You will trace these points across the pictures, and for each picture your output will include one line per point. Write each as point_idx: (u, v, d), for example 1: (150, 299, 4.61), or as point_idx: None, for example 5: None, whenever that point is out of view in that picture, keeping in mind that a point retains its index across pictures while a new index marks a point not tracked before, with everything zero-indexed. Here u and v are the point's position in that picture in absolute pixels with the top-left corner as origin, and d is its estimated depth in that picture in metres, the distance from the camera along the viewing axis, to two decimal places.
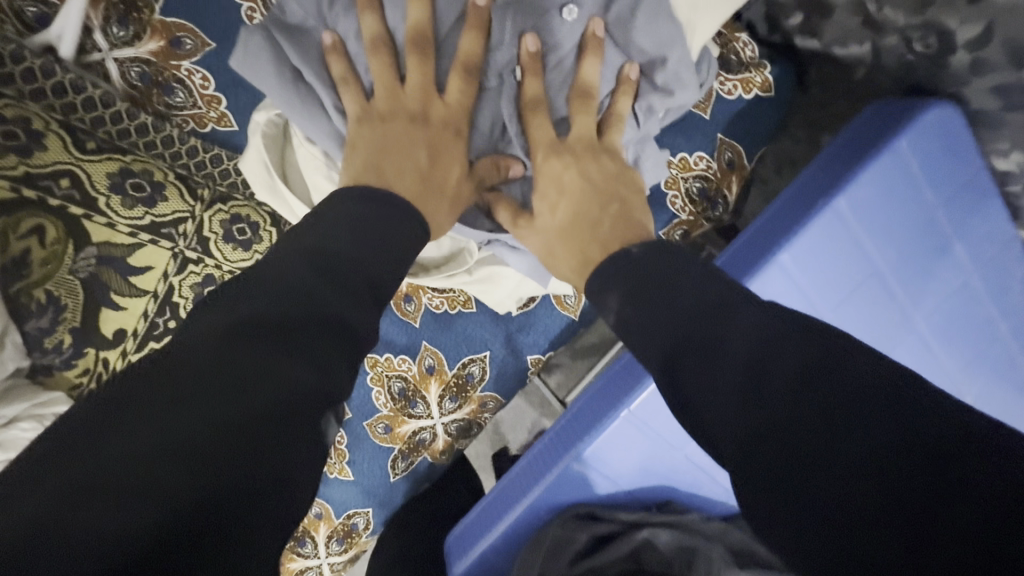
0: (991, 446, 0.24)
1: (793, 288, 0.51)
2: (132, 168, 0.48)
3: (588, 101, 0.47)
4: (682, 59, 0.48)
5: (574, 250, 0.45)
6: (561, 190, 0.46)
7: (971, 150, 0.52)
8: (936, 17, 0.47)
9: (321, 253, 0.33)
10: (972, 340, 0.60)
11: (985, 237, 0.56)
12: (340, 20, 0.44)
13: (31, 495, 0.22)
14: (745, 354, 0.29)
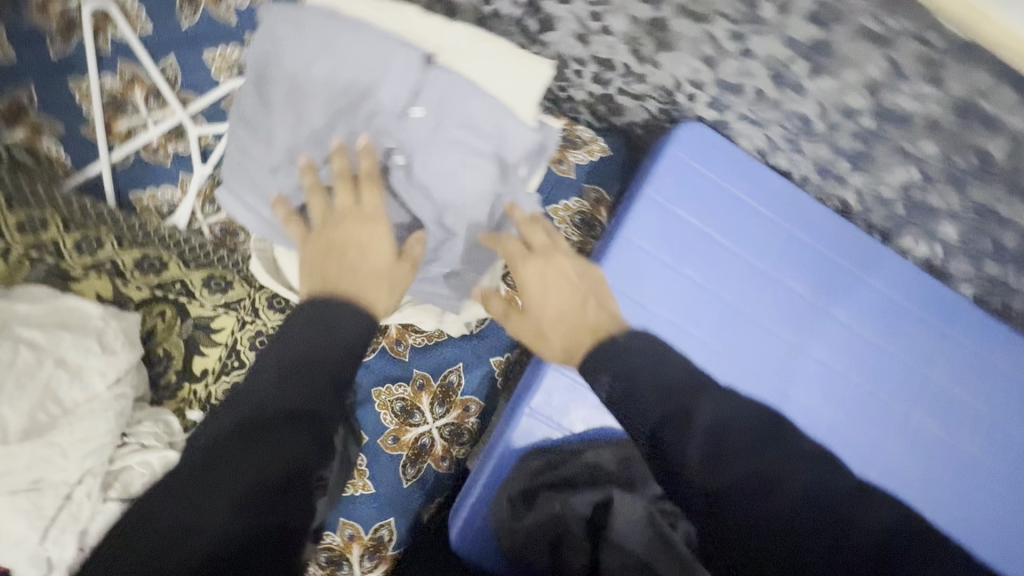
0: (854, 502, 0.49)
1: (638, 252, 0.81)
2: (215, 274, 0.79)
3: (534, 225, 0.65)
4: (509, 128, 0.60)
5: (568, 336, 0.62)
6: (545, 292, 0.64)
7: (726, 142, 0.82)
8: (653, 79, 0.78)
9: (282, 367, 0.49)
10: (802, 261, 0.84)
11: (770, 192, 0.83)
12: (275, 179, 0.63)
13: (133, 545, 0.43)
14: (700, 427, 0.51)
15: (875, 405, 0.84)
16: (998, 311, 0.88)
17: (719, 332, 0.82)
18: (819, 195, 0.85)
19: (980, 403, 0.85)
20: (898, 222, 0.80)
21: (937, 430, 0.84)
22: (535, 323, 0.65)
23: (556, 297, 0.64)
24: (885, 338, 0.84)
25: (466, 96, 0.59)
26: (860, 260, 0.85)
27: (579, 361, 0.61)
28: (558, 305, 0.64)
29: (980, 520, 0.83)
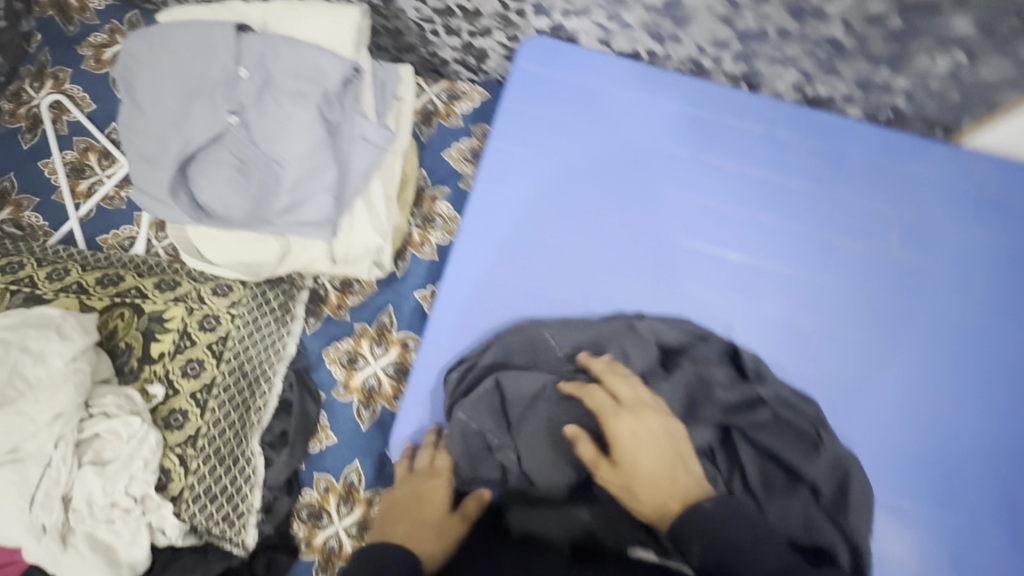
0: None
1: (516, 156, 0.84)
2: (165, 278, 0.91)
3: (638, 397, 0.67)
4: (321, 62, 0.70)
5: (650, 439, 0.63)
6: (637, 452, 0.63)
7: (567, 44, 0.88)
8: (486, 9, 0.88)
9: None
10: (679, 125, 0.85)
11: (623, 74, 0.87)
12: (160, 179, 0.71)
13: None
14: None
15: (791, 242, 0.82)
16: (891, 121, 0.88)
17: (608, 211, 0.82)
18: (673, 65, 0.89)
19: (898, 212, 0.83)
20: (747, 62, 0.84)
21: (861, 248, 0.82)
22: (640, 499, 0.61)
23: (652, 448, 0.63)
24: (787, 173, 0.84)
25: (283, 46, 0.70)
26: (736, 112, 0.86)
27: (671, 482, 0.61)
28: (665, 488, 0.60)
29: (932, 325, 0.80)
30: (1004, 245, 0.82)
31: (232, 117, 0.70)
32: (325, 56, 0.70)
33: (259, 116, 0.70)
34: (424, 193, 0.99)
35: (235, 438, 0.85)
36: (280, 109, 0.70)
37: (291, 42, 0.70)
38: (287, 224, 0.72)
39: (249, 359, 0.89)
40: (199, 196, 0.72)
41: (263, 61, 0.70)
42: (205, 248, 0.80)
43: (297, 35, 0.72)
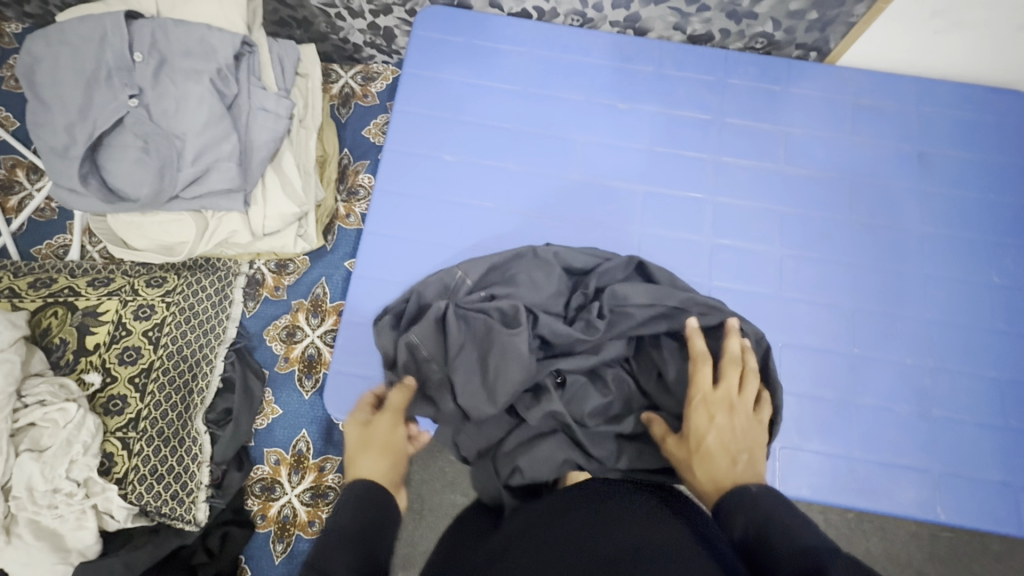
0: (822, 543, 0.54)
1: (421, 120, 0.88)
2: (98, 275, 0.91)
3: (733, 399, 0.64)
4: (214, 40, 0.74)
5: (722, 436, 0.61)
6: (708, 433, 0.62)
7: (459, 10, 0.93)
8: None
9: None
10: (573, 72, 0.91)
11: (514, 32, 0.92)
12: (69, 164, 0.72)
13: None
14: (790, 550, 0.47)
15: (686, 166, 0.87)
16: (770, 48, 0.94)
17: (514, 156, 0.87)
18: (562, 19, 0.95)
19: (783, 129, 0.89)
20: (627, 6, 0.90)
21: (752, 166, 0.87)
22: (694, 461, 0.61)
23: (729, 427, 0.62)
24: (677, 104, 0.90)
25: (173, 28, 0.75)
26: (625, 55, 0.92)
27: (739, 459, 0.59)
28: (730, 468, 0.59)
29: (824, 229, 0.85)
30: (883, 148, 0.88)
31: (131, 100, 0.73)
32: (217, 34, 0.75)
33: (157, 96, 0.74)
34: (347, 169, 1.03)
35: (178, 420, 0.85)
36: (177, 87, 0.74)
37: (183, 26, 0.75)
38: (196, 196, 0.75)
39: (188, 344, 0.90)
40: (113, 179, 0.75)
41: (159, 44, 0.74)
42: (129, 236, 0.82)
43: (188, 17, 0.76)
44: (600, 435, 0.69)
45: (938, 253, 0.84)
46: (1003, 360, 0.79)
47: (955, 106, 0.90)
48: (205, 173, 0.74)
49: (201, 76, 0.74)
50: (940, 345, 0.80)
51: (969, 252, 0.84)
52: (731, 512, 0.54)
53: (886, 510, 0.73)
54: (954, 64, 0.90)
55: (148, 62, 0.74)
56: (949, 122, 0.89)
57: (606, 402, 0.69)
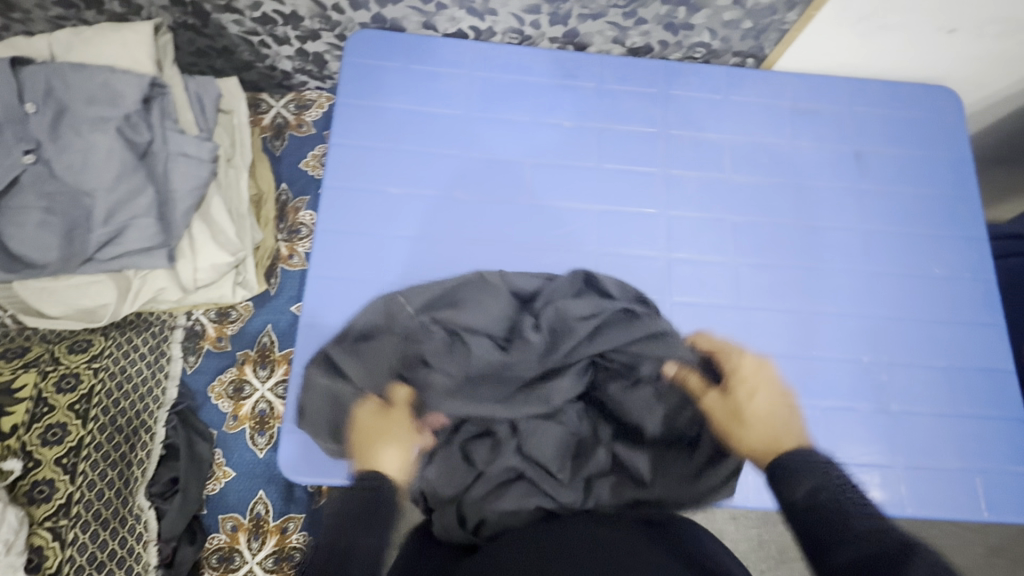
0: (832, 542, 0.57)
1: (361, 152, 0.84)
2: (12, 347, 0.78)
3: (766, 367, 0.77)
4: (120, 84, 0.68)
5: (768, 400, 0.71)
6: (754, 392, 0.71)
7: (391, 32, 0.89)
8: (305, 12, 0.88)
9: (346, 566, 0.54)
10: (516, 92, 0.88)
11: (451, 53, 0.89)
12: None
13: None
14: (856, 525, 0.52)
15: (636, 181, 0.86)
16: (708, 57, 0.94)
17: (461, 184, 0.84)
18: (500, 38, 0.92)
19: (727, 138, 0.89)
20: (564, 22, 0.88)
21: (701, 177, 0.87)
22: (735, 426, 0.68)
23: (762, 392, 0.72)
24: (624, 120, 0.89)
25: (71, 73, 0.67)
26: (567, 71, 0.90)
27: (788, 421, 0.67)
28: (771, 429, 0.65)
29: (775, 234, 0.86)
30: (824, 151, 0.90)
31: (28, 156, 0.65)
32: (124, 78, 0.68)
33: (58, 149, 0.66)
34: (287, 206, 0.97)
35: (117, 499, 0.77)
36: (80, 137, 0.66)
37: (82, 70, 0.67)
38: (113, 257, 0.68)
39: (122, 413, 0.82)
40: (11, 244, 0.65)
41: (57, 91, 0.67)
42: (40, 305, 0.73)
43: (87, 60, 0.69)
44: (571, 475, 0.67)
45: (884, 249, 0.86)
46: (951, 349, 0.82)
47: (887, 104, 0.93)
48: (124, 231, 0.67)
49: (109, 123, 0.66)
50: (894, 340, 0.82)
51: (911, 246, 0.86)
52: (799, 473, 0.57)
53: None
54: (882, 64, 0.92)
55: (46, 112, 0.66)
56: (882, 120, 0.92)
57: (568, 438, 0.70)
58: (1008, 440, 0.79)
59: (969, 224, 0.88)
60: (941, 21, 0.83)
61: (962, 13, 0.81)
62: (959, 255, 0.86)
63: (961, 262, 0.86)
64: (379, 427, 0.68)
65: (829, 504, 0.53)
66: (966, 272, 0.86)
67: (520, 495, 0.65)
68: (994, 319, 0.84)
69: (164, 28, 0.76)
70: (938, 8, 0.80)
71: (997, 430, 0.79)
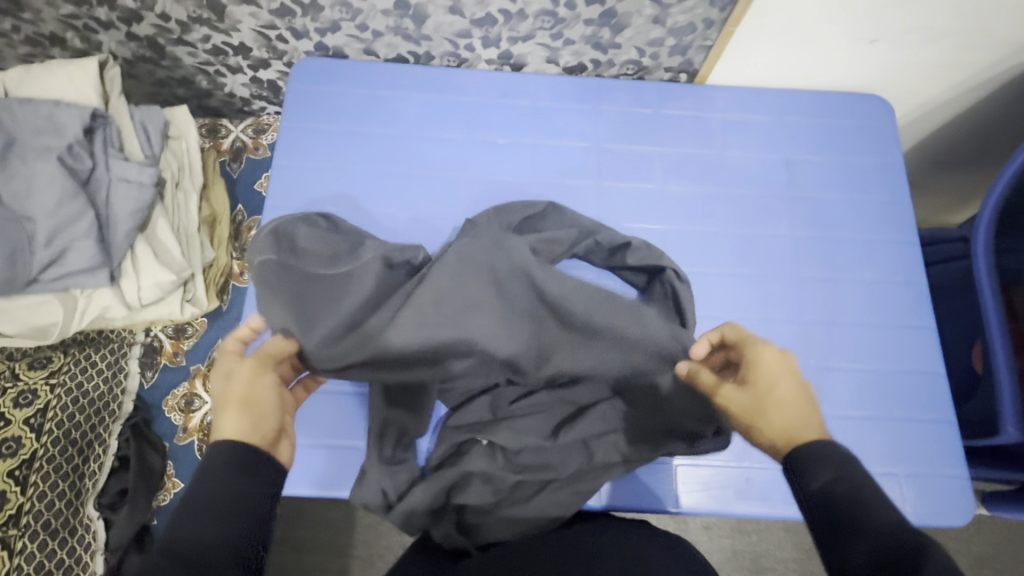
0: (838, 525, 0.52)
1: (302, 173, 0.88)
2: None
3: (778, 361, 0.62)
4: (63, 115, 0.74)
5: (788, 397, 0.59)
6: (774, 384, 0.60)
7: (334, 60, 0.94)
8: (252, 43, 0.93)
9: (210, 509, 0.48)
10: (453, 111, 0.92)
11: (391, 76, 0.94)
12: None
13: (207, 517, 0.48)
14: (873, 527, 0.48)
15: (568, 194, 0.89)
16: (641, 73, 0.98)
17: (399, 200, 0.87)
18: (439, 61, 0.96)
19: (659, 150, 0.92)
20: (497, 45, 0.92)
21: (633, 188, 0.90)
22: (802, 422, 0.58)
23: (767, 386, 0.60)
24: (558, 136, 0.92)
25: (18, 107, 0.73)
26: (502, 90, 0.94)
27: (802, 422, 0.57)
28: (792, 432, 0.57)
29: (705, 242, 0.88)
30: (754, 160, 0.92)
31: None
32: (67, 110, 0.74)
33: (5, 178, 0.71)
34: (242, 226, 1.01)
35: (67, 509, 0.81)
36: (26, 166, 0.71)
37: (28, 104, 0.73)
38: (58, 278, 0.73)
39: (77, 426, 0.85)
40: None
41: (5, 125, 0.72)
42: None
43: (34, 94, 0.75)
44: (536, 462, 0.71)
45: (814, 255, 0.87)
46: (882, 353, 0.83)
47: (817, 113, 0.95)
48: (68, 251, 0.72)
49: (52, 152, 0.72)
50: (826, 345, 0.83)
51: (842, 252, 0.88)
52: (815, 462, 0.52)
53: (782, 515, 0.75)
54: (811, 75, 0.95)
55: None
56: (812, 129, 0.94)
57: (531, 423, 0.73)
58: (938, 443, 0.79)
59: (899, 229, 0.89)
60: (859, 33, 0.85)
61: (878, 25, 0.83)
62: (890, 260, 0.88)
63: (892, 266, 0.87)
64: (252, 390, 0.60)
65: (847, 498, 0.49)
66: (897, 276, 0.87)
67: (484, 495, 0.70)
68: (925, 322, 0.85)
69: (110, 62, 0.81)
70: (852, 21, 0.83)
71: (926, 433, 0.79)
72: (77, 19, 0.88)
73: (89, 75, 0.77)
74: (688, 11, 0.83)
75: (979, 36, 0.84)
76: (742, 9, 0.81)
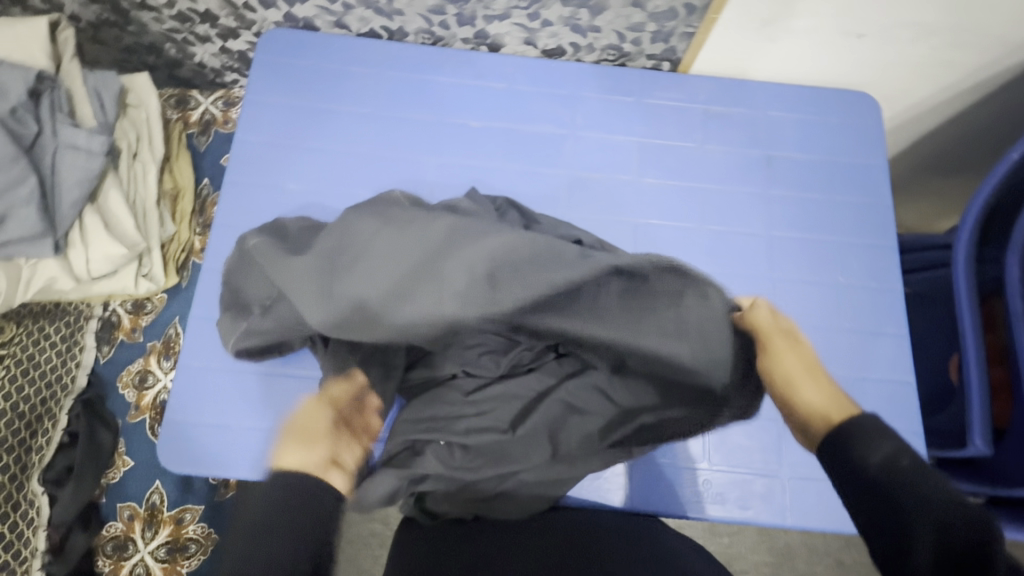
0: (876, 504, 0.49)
1: (265, 148, 0.85)
2: None
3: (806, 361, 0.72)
4: (6, 79, 0.73)
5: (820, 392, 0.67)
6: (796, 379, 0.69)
7: (304, 32, 0.90)
8: (217, 11, 0.90)
9: (266, 534, 0.53)
10: (424, 91, 0.89)
11: (362, 52, 0.90)
12: None
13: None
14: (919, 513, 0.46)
15: (540, 182, 0.86)
16: (623, 60, 0.94)
17: (364, 182, 0.85)
18: (413, 38, 0.93)
19: (636, 140, 0.89)
20: (472, 23, 0.88)
21: (606, 179, 0.87)
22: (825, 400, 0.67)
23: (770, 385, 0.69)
24: (531, 121, 0.89)
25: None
26: (478, 70, 0.91)
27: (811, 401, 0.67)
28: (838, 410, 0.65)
29: (678, 238, 0.85)
30: (733, 155, 0.89)
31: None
32: (10, 73, 0.73)
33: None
34: (206, 201, 0.98)
35: (10, 483, 0.79)
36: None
37: None
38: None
39: (26, 398, 0.83)
40: None
41: None
42: None
43: None
44: (484, 453, 0.66)
45: (790, 256, 0.85)
46: (852, 359, 0.81)
47: (802, 109, 0.92)
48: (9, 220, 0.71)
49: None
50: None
51: (819, 254, 0.85)
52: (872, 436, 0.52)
53: (737, 519, 0.73)
54: (798, 69, 0.91)
55: None
56: (796, 125, 0.91)
57: (483, 419, 0.67)
58: None
59: (877, 232, 0.86)
60: (847, 25, 0.82)
61: (865, 19, 0.80)
62: (867, 264, 0.85)
63: (868, 270, 0.85)
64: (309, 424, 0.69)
65: (910, 471, 0.49)
66: (873, 281, 0.84)
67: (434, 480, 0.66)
68: (899, 329, 0.82)
69: (63, 23, 0.82)
70: (838, 13, 0.79)
71: None
72: None
73: (39, 36, 0.77)
74: None
75: (971, 35, 0.81)
76: None
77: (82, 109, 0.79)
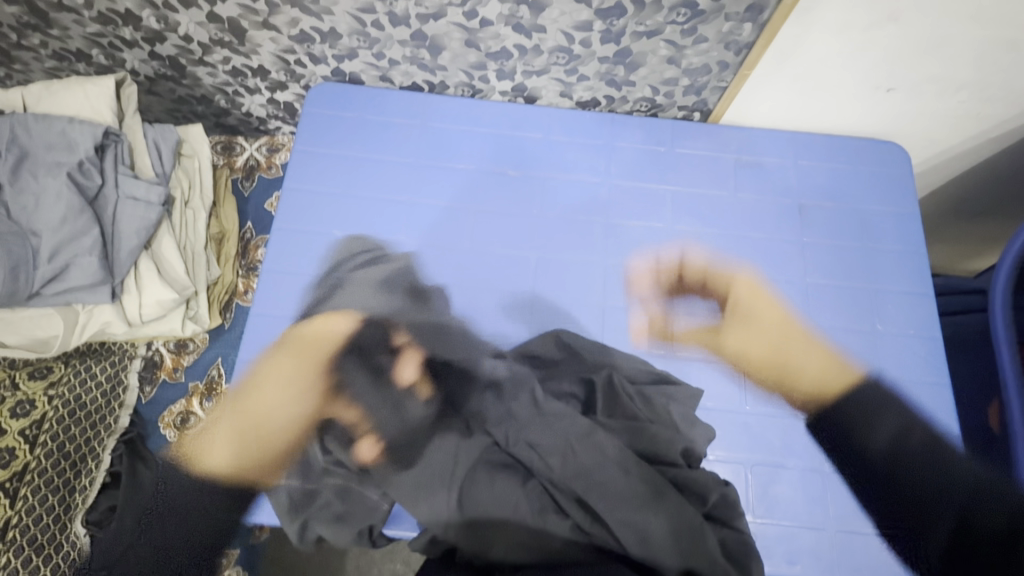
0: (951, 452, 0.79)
1: (313, 199, 0.88)
2: None
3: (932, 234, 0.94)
4: (74, 136, 0.79)
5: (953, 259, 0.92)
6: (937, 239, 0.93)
7: (350, 87, 0.95)
8: (269, 68, 0.95)
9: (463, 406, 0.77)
10: (466, 140, 0.93)
11: (405, 106, 0.94)
12: None
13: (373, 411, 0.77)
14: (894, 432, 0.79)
15: (575, 229, 0.88)
16: (655, 110, 0.98)
17: (405, 228, 0.87)
18: (453, 91, 0.97)
19: (670, 189, 0.91)
20: (511, 77, 0.93)
21: (642, 226, 0.89)
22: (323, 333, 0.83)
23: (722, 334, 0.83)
24: (565, 170, 0.92)
25: (34, 123, 0.78)
26: (515, 121, 0.94)
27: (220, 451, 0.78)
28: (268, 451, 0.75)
29: (713, 284, 0.86)
30: (765, 203, 0.91)
31: None
32: (79, 129, 0.79)
33: (15, 191, 0.76)
34: (249, 244, 1.00)
35: (55, 524, 0.80)
36: (36, 181, 0.76)
37: (36, 121, 0.78)
38: (56, 293, 0.77)
39: (72, 439, 0.85)
40: None
41: (24, 155, 0.77)
42: None
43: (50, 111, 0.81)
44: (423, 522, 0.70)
45: (825, 304, 0.85)
46: (892, 407, 0.80)
47: (830, 158, 0.94)
48: (74, 269, 0.76)
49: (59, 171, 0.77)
50: (830, 420, 0.79)
51: (855, 301, 0.86)
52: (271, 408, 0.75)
53: (784, 574, 0.72)
54: (828, 119, 0.94)
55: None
56: (825, 174, 0.93)
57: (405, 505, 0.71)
58: (953, 509, 0.75)
59: (910, 279, 0.87)
60: (876, 80, 0.84)
61: (896, 74, 0.82)
62: (903, 311, 0.85)
63: (905, 318, 0.85)
64: None
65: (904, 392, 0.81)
66: (910, 329, 0.84)
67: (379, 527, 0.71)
68: (939, 378, 0.82)
69: (127, 81, 0.88)
70: (870, 69, 0.82)
71: (935, 499, 0.76)
72: (103, 38, 0.89)
73: (109, 90, 0.83)
74: (703, 52, 0.84)
75: (999, 88, 0.83)
76: (757, 53, 0.82)
77: (144, 163, 0.86)
